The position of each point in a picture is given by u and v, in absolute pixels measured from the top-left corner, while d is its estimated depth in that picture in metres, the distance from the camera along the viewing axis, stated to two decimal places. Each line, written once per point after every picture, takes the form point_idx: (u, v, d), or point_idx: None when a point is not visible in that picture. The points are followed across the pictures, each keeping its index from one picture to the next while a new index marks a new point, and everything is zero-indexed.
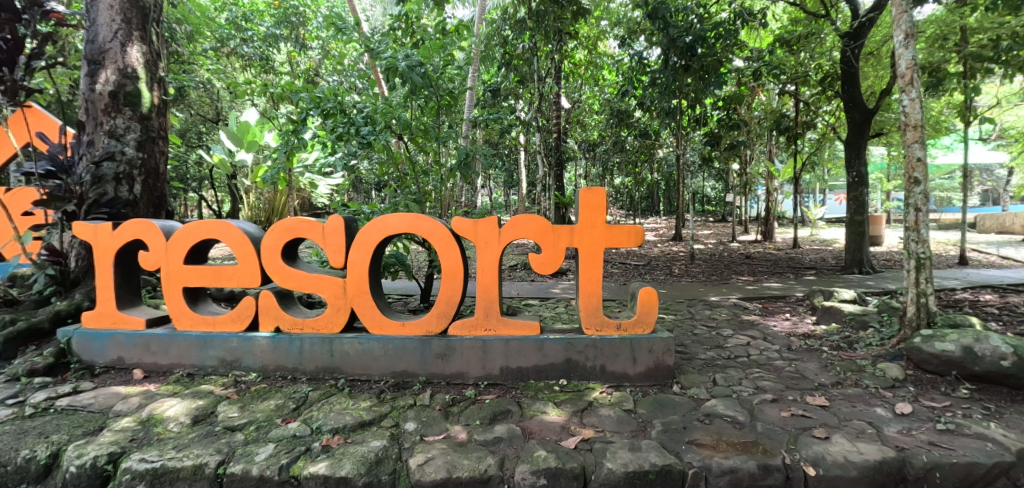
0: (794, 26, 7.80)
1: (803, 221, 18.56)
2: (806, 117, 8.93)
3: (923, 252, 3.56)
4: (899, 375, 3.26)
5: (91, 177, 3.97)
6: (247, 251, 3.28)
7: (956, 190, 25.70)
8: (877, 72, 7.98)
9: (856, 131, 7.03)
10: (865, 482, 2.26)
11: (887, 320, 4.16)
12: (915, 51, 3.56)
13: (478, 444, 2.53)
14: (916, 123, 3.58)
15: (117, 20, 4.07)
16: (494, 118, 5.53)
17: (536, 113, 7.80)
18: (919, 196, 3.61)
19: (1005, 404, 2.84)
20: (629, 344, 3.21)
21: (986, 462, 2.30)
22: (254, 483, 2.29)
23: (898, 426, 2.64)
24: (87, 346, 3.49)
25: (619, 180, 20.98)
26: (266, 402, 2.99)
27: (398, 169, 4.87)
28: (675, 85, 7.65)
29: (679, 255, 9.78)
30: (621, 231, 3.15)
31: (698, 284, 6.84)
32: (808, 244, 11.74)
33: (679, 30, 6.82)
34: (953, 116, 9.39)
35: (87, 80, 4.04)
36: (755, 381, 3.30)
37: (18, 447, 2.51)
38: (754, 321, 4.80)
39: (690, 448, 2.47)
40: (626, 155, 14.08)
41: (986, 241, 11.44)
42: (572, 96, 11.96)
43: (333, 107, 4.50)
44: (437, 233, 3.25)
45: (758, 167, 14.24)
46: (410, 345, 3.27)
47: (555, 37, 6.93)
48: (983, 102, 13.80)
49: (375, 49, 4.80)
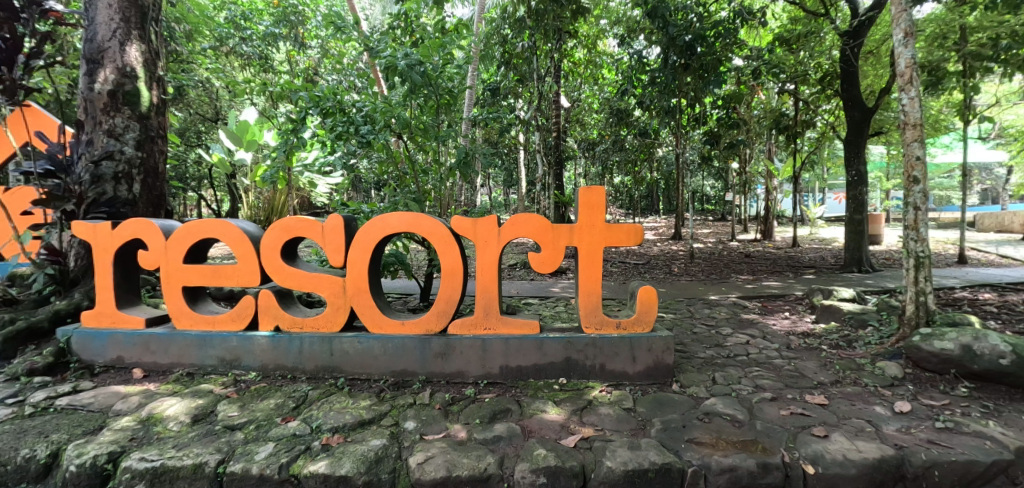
0: (793, 25, 7.79)
1: (803, 220, 18.56)
2: (806, 116, 8.93)
3: (923, 251, 3.56)
4: (898, 374, 3.27)
5: (90, 176, 3.96)
6: (246, 250, 3.28)
7: (956, 189, 25.70)
8: (877, 71, 7.98)
9: (856, 130, 7.02)
10: (864, 480, 2.27)
11: (885, 319, 4.17)
12: (915, 50, 3.57)
13: (478, 443, 2.53)
14: (916, 121, 3.58)
15: (116, 19, 4.07)
16: (493, 117, 5.52)
17: (536, 112, 7.79)
18: (919, 195, 3.61)
19: (1003, 403, 2.85)
20: (629, 342, 3.21)
21: (985, 460, 2.30)
22: (254, 482, 2.29)
23: (897, 425, 2.65)
24: (87, 346, 3.49)
25: (619, 179, 20.99)
26: (266, 401, 2.99)
27: (397, 168, 4.86)
28: (675, 84, 7.65)
29: (679, 254, 9.79)
30: (621, 230, 3.15)
31: (697, 282, 6.85)
32: (808, 242, 11.73)
33: (679, 29, 6.80)
34: (952, 115, 9.39)
35: (86, 79, 4.03)
36: (755, 380, 3.31)
37: (18, 446, 2.51)
38: (754, 320, 4.81)
39: (689, 447, 2.47)
40: (626, 154, 14.08)
41: (985, 240, 11.44)
42: (572, 95, 11.96)
43: (332, 106, 4.49)
44: (436, 232, 3.25)
45: (757, 166, 14.24)
46: (410, 344, 3.27)
47: (555, 36, 7.02)
48: (983, 101, 13.80)
49: (374, 48, 4.79)
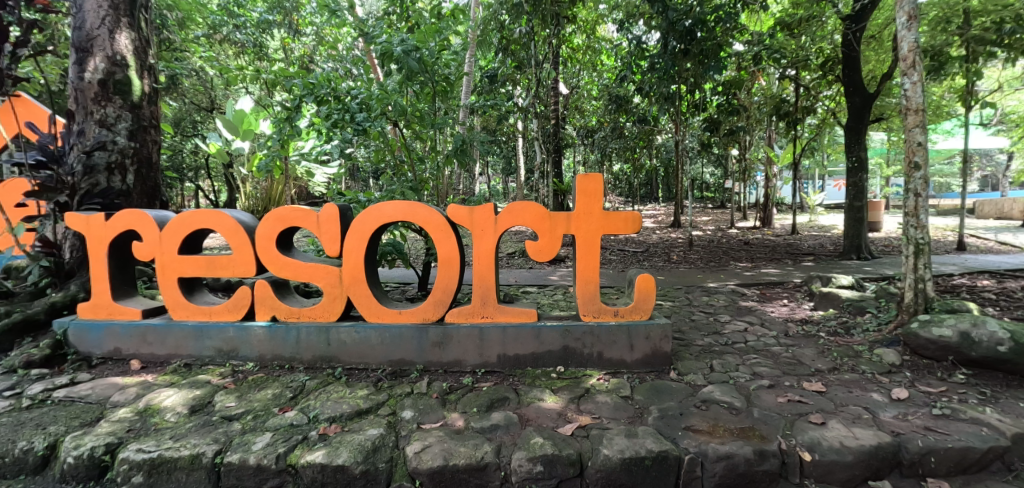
0: (795, 8, 7.59)
1: (803, 206, 18.65)
2: (806, 103, 8.81)
3: (922, 238, 3.55)
4: (896, 361, 3.27)
5: (83, 167, 3.91)
6: (241, 240, 3.25)
7: (955, 173, 25.76)
8: (880, 56, 7.91)
9: (856, 116, 6.94)
10: (861, 467, 2.27)
11: (884, 306, 4.18)
12: (918, 33, 3.50)
13: (475, 432, 2.53)
14: (918, 107, 3.52)
15: (105, 6, 3.97)
16: (491, 105, 5.44)
17: (535, 99, 7.57)
18: (920, 181, 3.57)
19: (1000, 389, 2.86)
20: (627, 330, 3.20)
21: (981, 447, 2.31)
22: (252, 472, 2.30)
23: (893, 411, 2.65)
24: (83, 337, 3.47)
25: (619, 167, 20.86)
26: (264, 392, 2.99)
27: (393, 156, 4.77)
28: (674, 70, 7.61)
29: (678, 242, 9.79)
30: (619, 218, 3.12)
31: (696, 270, 6.85)
32: (806, 229, 11.77)
33: (678, 14, 6.60)
34: (954, 101, 9.32)
35: (76, 69, 3.97)
36: (752, 367, 3.30)
37: (15, 439, 2.50)
38: (752, 307, 4.81)
39: (686, 434, 2.47)
40: (625, 142, 13.93)
41: (984, 227, 11.46)
42: (569, 81, 11.89)
43: (328, 93, 4.41)
44: (432, 221, 3.23)
45: (757, 152, 14.13)
46: (407, 334, 3.26)
47: (553, 20, 6.82)
48: (984, 84, 13.70)
49: (368, 33, 4.67)
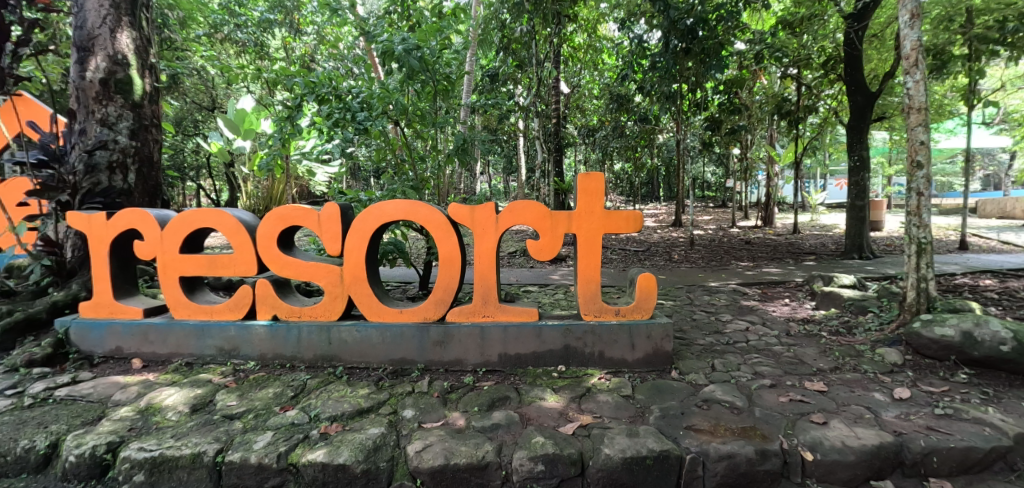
0: (796, 7, 7.56)
1: (804, 205, 18.62)
2: (806, 100, 8.60)
3: (925, 237, 3.54)
4: (898, 360, 3.26)
5: (84, 166, 3.91)
6: (242, 239, 3.25)
7: (957, 172, 25.70)
8: (882, 54, 7.88)
9: (858, 115, 6.91)
10: (863, 466, 2.26)
11: (886, 305, 4.17)
12: (921, 32, 3.48)
13: (476, 431, 2.53)
14: (920, 105, 3.51)
15: (106, 5, 3.97)
16: (492, 104, 5.43)
17: (536, 98, 7.53)
18: (922, 180, 3.55)
19: (1003, 389, 2.85)
20: (628, 329, 3.20)
21: (984, 447, 2.30)
22: (253, 471, 2.30)
23: (895, 411, 2.65)
24: (85, 335, 3.47)
25: (620, 166, 20.81)
26: (265, 391, 2.99)
27: (394, 155, 4.76)
28: (675, 69, 7.57)
29: (679, 241, 9.77)
30: (620, 217, 3.11)
31: (697, 269, 6.84)
32: (808, 229, 11.71)
33: (680, 13, 6.58)
34: (957, 100, 9.30)
35: (78, 68, 3.97)
36: (754, 367, 3.30)
37: (18, 437, 2.51)
38: (753, 307, 4.80)
39: (688, 433, 2.47)
40: (626, 141, 13.91)
41: (987, 226, 11.42)
42: (571, 80, 11.99)
43: (328, 92, 4.40)
44: (433, 220, 3.22)
45: (758, 152, 14.09)
46: (408, 333, 3.26)
47: (554, 19, 6.84)
48: (987, 83, 13.65)
49: (369, 32, 4.67)
